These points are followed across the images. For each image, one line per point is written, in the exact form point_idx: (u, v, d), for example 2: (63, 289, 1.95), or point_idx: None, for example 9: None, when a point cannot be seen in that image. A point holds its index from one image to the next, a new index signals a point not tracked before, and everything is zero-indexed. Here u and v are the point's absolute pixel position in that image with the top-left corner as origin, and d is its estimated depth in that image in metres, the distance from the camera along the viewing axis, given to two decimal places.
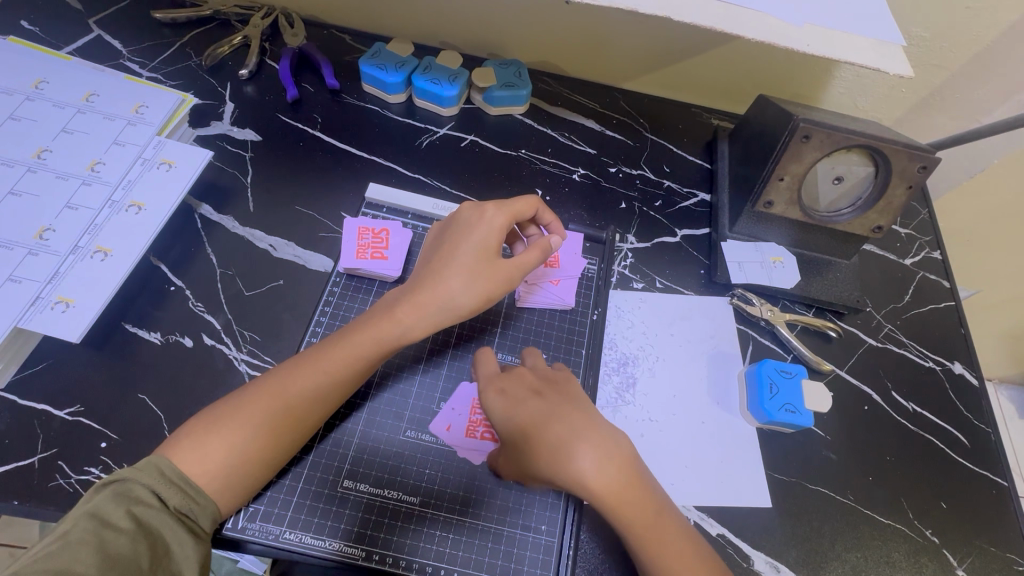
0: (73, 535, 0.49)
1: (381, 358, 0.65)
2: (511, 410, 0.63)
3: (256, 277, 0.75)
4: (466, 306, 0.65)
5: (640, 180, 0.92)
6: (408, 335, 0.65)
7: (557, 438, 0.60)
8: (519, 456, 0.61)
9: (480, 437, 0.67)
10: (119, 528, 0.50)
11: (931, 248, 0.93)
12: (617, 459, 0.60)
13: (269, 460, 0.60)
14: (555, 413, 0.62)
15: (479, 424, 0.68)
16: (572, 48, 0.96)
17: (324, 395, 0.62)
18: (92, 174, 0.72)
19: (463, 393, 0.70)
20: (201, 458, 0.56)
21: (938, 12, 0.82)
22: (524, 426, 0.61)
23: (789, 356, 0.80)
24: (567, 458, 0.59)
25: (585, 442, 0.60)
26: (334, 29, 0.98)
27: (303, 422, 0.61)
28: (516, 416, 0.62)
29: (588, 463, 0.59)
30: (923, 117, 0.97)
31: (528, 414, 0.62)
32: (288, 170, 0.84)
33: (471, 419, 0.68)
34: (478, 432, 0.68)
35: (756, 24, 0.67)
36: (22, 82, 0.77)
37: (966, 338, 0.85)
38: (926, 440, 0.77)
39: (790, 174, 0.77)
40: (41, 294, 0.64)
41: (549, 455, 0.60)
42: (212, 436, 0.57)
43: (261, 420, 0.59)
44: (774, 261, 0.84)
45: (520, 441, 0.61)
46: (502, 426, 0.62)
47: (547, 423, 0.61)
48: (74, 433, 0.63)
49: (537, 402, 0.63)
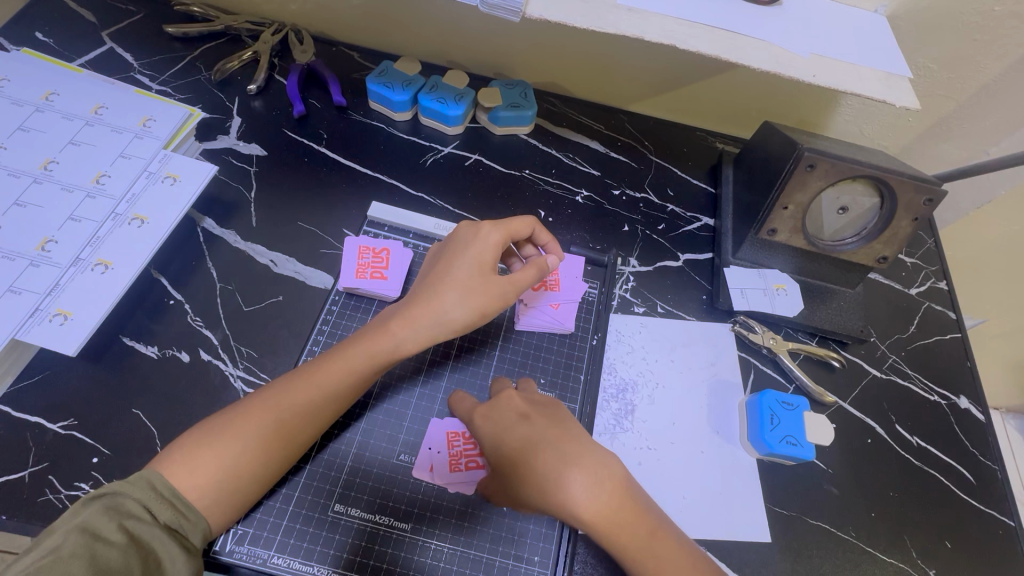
0: (63, 550, 0.48)
1: (375, 373, 0.65)
2: (500, 436, 0.62)
3: (256, 292, 0.75)
4: (462, 322, 0.65)
5: (643, 203, 0.92)
6: (404, 352, 0.64)
7: (548, 465, 0.59)
8: (510, 483, 0.61)
9: (466, 467, 0.66)
10: (110, 541, 0.49)
11: (937, 278, 0.92)
12: (609, 483, 0.59)
13: (260, 477, 0.59)
14: (546, 438, 0.61)
15: (461, 456, 0.66)
16: (578, 71, 0.96)
17: (317, 410, 0.61)
18: (97, 186, 0.73)
19: (439, 428, 0.68)
20: (192, 472, 0.56)
21: (945, 43, 0.82)
22: (514, 453, 0.60)
23: (790, 386, 0.79)
24: (557, 487, 0.58)
25: (575, 469, 0.59)
26: (344, 46, 0.99)
27: (295, 438, 0.60)
28: (506, 441, 0.61)
29: (577, 489, 0.58)
30: (929, 146, 0.97)
31: (518, 440, 0.61)
32: (291, 185, 0.84)
33: (454, 454, 0.66)
34: (463, 463, 0.66)
35: (761, 53, 0.67)
36: (33, 94, 0.78)
37: (972, 371, 0.84)
38: (930, 475, 0.75)
39: (795, 203, 0.77)
40: (40, 306, 0.64)
41: (539, 483, 0.59)
42: (203, 452, 0.57)
43: (252, 435, 0.58)
44: (777, 288, 0.83)
45: (509, 468, 0.60)
46: (490, 453, 0.62)
47: (537, 450, 0.60)
48: (66, 447, 0.63)
49: (526, 426, 0.62)
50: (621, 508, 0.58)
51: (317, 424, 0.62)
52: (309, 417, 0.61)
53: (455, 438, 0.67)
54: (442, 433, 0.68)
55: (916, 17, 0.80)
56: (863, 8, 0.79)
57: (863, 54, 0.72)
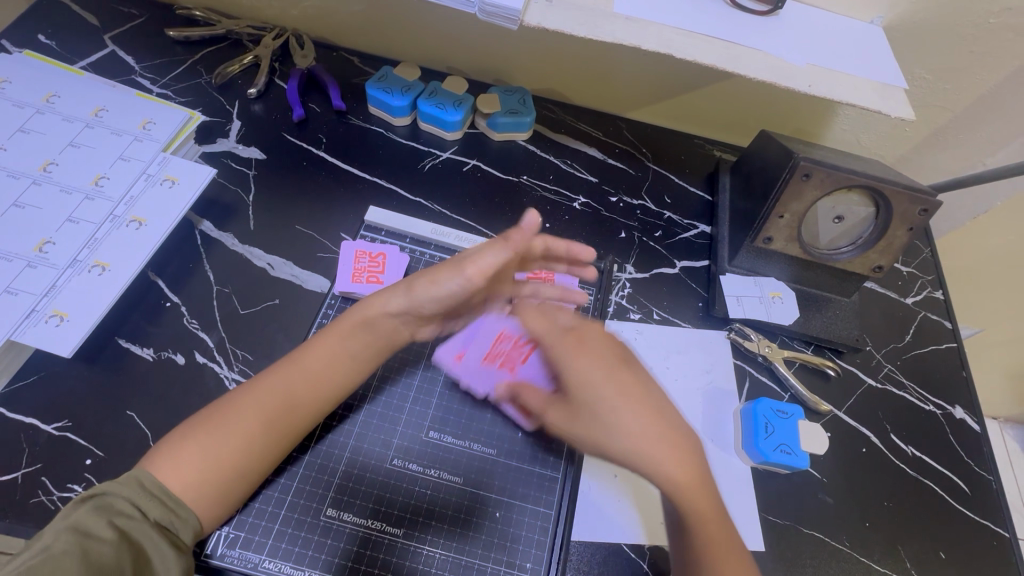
0: (54, 548, 0.48)
1: (354, 365, 0.66)
2: (591, 372, 0.60)
3: (252, 295, 0.75)
4: (420, 293, 0.66)
5: (640, 210, 0.92)
6: (375, 329, 0.67)
7: (639, 416, 0.59)
8: (594, 420, 0.59)
9: (494, 368, 0.70)
10: (101, 539, 0.50)
11: (933, 287, 0.92)
12: (693, 451, 0.59)
13: (244, 472, 0.59)
14: (640, 389, 0.61)
15: (498, 355, 0.71)
16: (577, 78, 0.97)
17: (297, 396, 0.62)
18: (95, 188, 0.73)
19: (494, 321, 0.73)
20: (177, 467, 0.56)
21: (941, 54, 0.83)
22: (607, 394, 0.59)
23: (785, 395, 0.79)
24: (643, 435, 0.58)
25: (663, 425, 0.59)
26: (344, 51, 1.00)
27: (277, 433, 0.60)
28: (595, 378, 0.60)
29: (674, 456, 0.58)
30: (926, 156, 0.97)
31: (612, 384, 0.60)
32: (290, 189, 0.85)
33: (491, 351, 0.71)
34: (495, 363, 0.70)
35: (757, 62, 0.68)
36: (34, 95, 0.79)
37: (967, 381, 0.84)
38: (925, 485, 0.75)
39: (790, 212, 0.77)
40: (37, 306, 0.64)
41: (626, 427, 0.58)
42: (188, 444, 0.57)
43: (235, 422, 0.59)
44: (773, 296, 0.84)
45: (603, 409, 0.59)
46: (581, 387, 0.60)
47: (628, 398, 0.60)
48: (60, 448, 0.63)
49: (623, 372, 0.61)
50: (702, 477, 0.59)
51: (302, 417, 0.62)
52: (289, 404, 0.62)
53: (503, 338, 0.72)
54: (496, 323, 0.73)
55: (912, 29, 0.80)
56: (859, 19, 0.79)
57: (858, 64, 0.72)
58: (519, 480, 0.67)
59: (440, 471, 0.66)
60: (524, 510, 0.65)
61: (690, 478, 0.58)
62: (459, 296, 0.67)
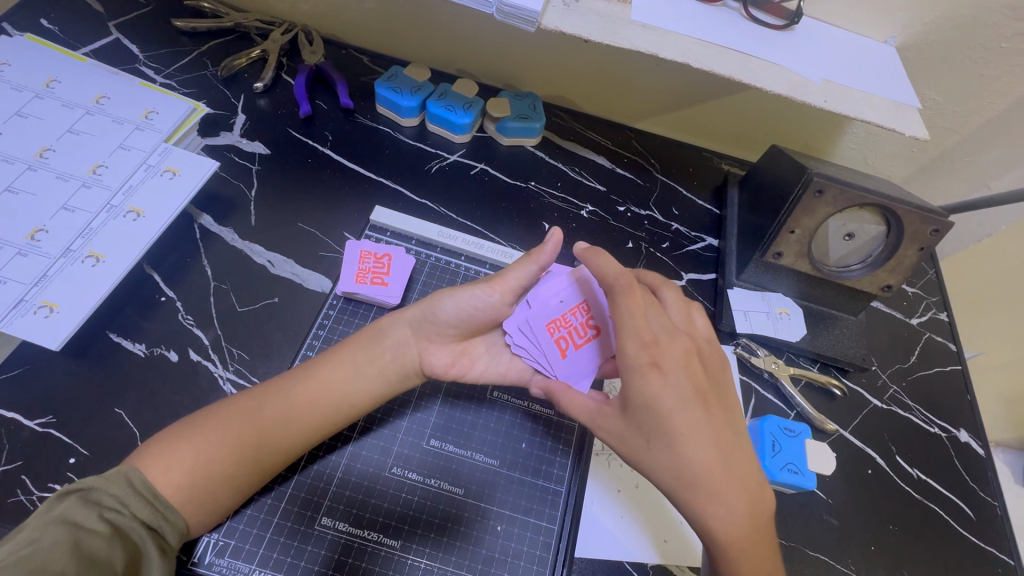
0: (44, 541, 0.46)
1: (359, 379, 0.63)
2: (660, 398, 0.56)
3: (250, 293, 0.73)
4: (439, 304, 0.65)
5: (647, 220, 0.91)
6: (385, 341, 0.65)
7: (701, 456, 0.55)
8: (647, 447, 0.57)
9: (553, 339, 0.65)
10: (95, 532, 0.48)
11: (938, 309, 0.92)
12: (750, 502, 0.56)
13: (232, 481, 0.56)
14: (709, 427, 0.57)
15: (564, 327, 0.66)
16: (588, 85, 0.96)
17: (295, 406, 0.60)
18: (93, 176, 0.71)
19: (574, 289, 0.67)
20: (167, 467, 0.54)
21: (952, 78, 0.83)
22: (671, 426, 0.55)
23: (791, 412, 0.78)
24: (698, 474, 0.55)
25: (724, 468, 0.56)
26: (352, 49, 0.98)
27: (272, 441, 0.58)
28: (663, 405, 0.56)
29: (728, 501, 0.55)
30: (932, 179, 0.97)
31: (681, 416, 0.56)
32: (293, 186, 0.83)
33: (561, 318, 0.66)
34: (557, 334, 0.65)
35: (774, 76, 0.67)
36: (34, 80, 0.77)
37: (972, 405, 0.83)
38: (931, 510, 0.74)
39: (801, 227, 0.76)
40: (25, 297, 0.61)
41: (685, 462, 0.55)
42: (181, 446, 0.55)
43: (230, 427, 0.57)
44: (780, 312, 0.83)
45: (658, 437, 0.56)
46: (638, 411, 0.57)
47: (694, 434, 0.56)
48: (43, 446, 0.60)
49: (695, 406, 0.57)
50: (752, 534, 0.55)
51: (299, 425, 0.59)
52: (287, 412, 0.59)
53: (577, 310, 0.66)
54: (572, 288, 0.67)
55: (924, 50, 0.81)
56: (873, 38, 0.80)
57: (873, 83, 0.72)
58: (521, 493, 0.65)
59: (440, 481, 0.64)
60: (525, 524, 0.63)
61: (740, 533, 0.55)
62: (479, 311, 0.65)
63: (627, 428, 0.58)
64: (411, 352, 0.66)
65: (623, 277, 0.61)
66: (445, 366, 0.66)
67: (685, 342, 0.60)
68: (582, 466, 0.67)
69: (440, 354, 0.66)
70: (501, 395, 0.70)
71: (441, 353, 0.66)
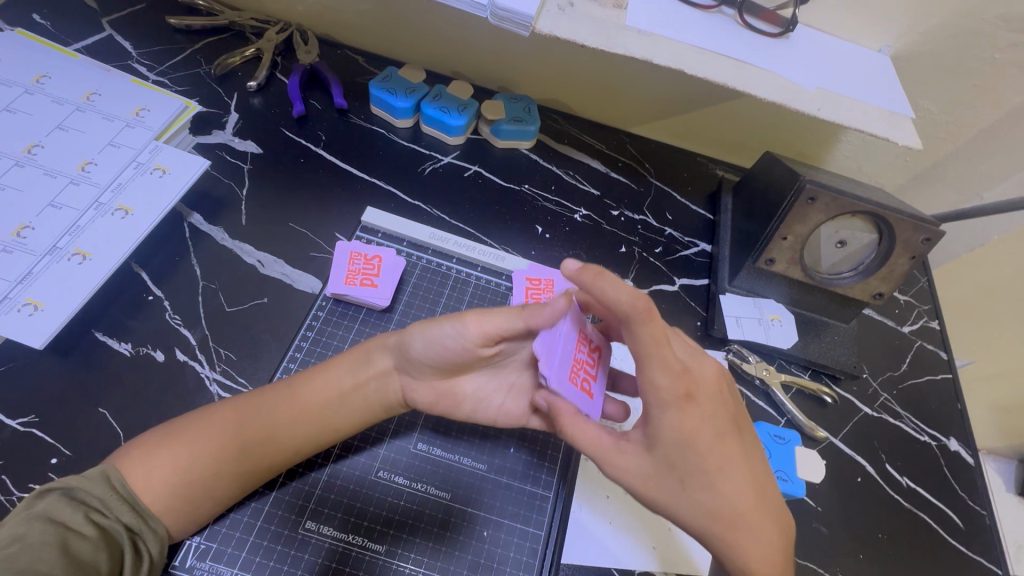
0: (31, 538, 0.47)
1: (341, 407, 0.61)
2: (694, 433, 0.53)
3: (239, 293, 0.72)
4: (414, 346, 0.60)
5: (641, 225, 0.91)
6: (371, 366, 0.63)
7: (738, 491, 0.54)
8: (679, 486, 0.54)
9: (580, 387, 0.58)
10: (81, 534, 0.49)
11: (929, 317, 0.92)
12: (778, 527, 0.55)
13: (215, 488, 0.56)
14: (743, 458, 0.55)
15: (580, 368, 0.58)
16: (583, 90, 0.96)
17: (280, 416, 0.59)
18: (82, 173, 0.70)
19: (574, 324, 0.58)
20: (146, 473, 0.53)
21: (945, 88, 0.83)
22: (704, 462, 0.53)
23: (782, 419, 0.77)
24: (733, 513, 0.54)
25: (760, 502, 0.55)
26: (348, 50, 0.98)
27: (254, 450, 0.57)
28: (700, 442, 0.53)
29: (757, 530, 0.54)
30: (926, 188, 0.97)
31: (715, 451, 0.53)
32: (284, 185, 0.82)
33: (574, 362, 0.58)
34: (578, 379, 0.58)
35: (768, 83, 0.67)
36: (24, 75, 0.76)
37: (962, 413, 0.83)
38: (920, 518, 0.74)
39: (794, 234, 0.76)
40: (10, 294, 0.61)
41: (723, 500, 0.53)
42: (160, 453, 0.55)
43: (211, 438, 0.56)
44: (772, 318, 0.83)
45: (690, 473, 0.53)
46: (669, 448, 0.53)
47: (728, 468, 0.54)
48: (23, 446, 0.59)
49: (726, 436, 0.55)
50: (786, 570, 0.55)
51: (284, 431, 0.59)
52: (271, 425, 0.58)
53: (581, 343, 0.59)
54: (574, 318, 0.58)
55: (917, 60, 0.81)
56: (867, 46, 0.80)
57: (865, 91, 0.72)
58: (509, 498, 0.64)
59: (428, 485, 0.63)
60: (512, 529, 0.63)
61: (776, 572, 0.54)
62: (452, 347, 0.58)
63: (658, 468, 0.54)
64: (393, 381, 0.63)
65: (641, 302, 0.51)
66: (427, 404, 0.64)
67: (710, 365, 0.57)
68: (570, 472, 0.67)
69: (422, 390, 0.63)
70: None
71: (423, 392, 0.63)
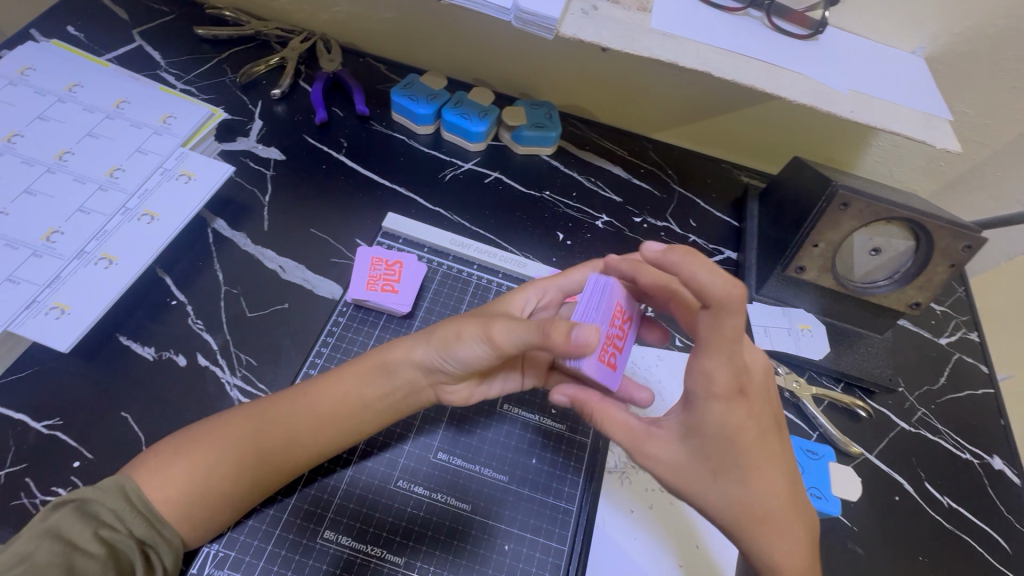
0: (38, 558, 0.46)
1: (361, 416, 0.60)
2: (737, 428, 0.51)
3: (260, 298, 0.72)
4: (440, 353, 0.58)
5: (664, 232, 0.89)
6: (394, 376, 0.61)
7: (772, 491, 0.52)
8: (710, 481, 0.52)
9: (605, 361, 0.56)
10: (88, 552, 0.48)
11: (968, 328, 0.88)
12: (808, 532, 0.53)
13: (230, 498, 0.55)
14: (780, 458, 0.53)
15: (609, 342, 0.57)
16: (606, 96, 0.95)
17: (298, 423, 0.58)
18: (110, 180, 0.71)
19: (609, 302, 0.56)
20: (164, 482, 0.53)
21: (984, 91, 0.80)
22: (743, 457, 0.51)
23: (814, 434, 0.74)
24: (765, 509, 0.51)
25: (794, 506, 0.53)
26: (370, 57, 0.99)
27: (272, 460, 0.57)
28: (742, 438, 0.51)
29: (788, 530, 0.52)
30: (962, 194, 0.93)
31: (755, 447, 0.52)
32: (305, 192, 0.83)
33: (605, 339, 0.56)
34: (606, 354, 0.56)
35: (800, 87, 0.65)
36: (57, 84, 0.78)
37: (1006, 430, 0.79)
38: (963, 541, 0.70)
39: (826, 241, 0.73)
40: (38, 298, 0.61)
41: (755, 497, 0.51)
42: (179, 460, 0.54)
43: (230, 445, 0.56)
44: (802, 328, 0.80)
45: (726, 467, 0.51)
46: (707, 440, 0.52)
47: (767, 466, 0.52)
48: (47, 449, 0.59)
49: (767, 435, 0.53)
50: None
51: (302, 442, 0.58)
52: (290, 435, 0.58)
53: (616, 317, 0.57)
54: (607, 298, 0.56)
55: (955, 62, 0.78)
56: (901, 49, 0.78)
57: (899, 93, 0.70)
58: (530, 512, 0.62)
59: (447, 496, 0.62)
60: (534, 544, 0.61)
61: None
62: (486, 361, 0.57)
63: (691, 458, 0.52)
64: (426, 388, 0.62)
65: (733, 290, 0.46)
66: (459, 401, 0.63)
67: (760, 362, 0.56)
68: (593, 484, 0.65)
69: (453, 391, 0.62)
70: (510, 408, 0.68)
71: (455, 389, 0.62)
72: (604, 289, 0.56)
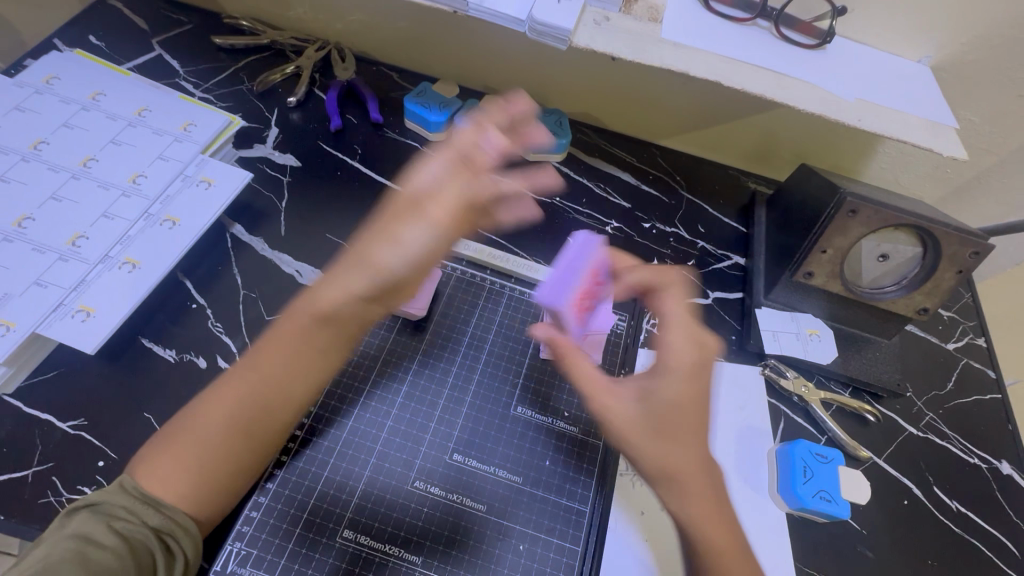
0: (53, 555, 0.47)
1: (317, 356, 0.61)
2: (687, 397, 0.56)
3: (278, 302, 0.74)
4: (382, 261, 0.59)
5: (673, 238, 0.91)
6: (338, 324, 0.60)
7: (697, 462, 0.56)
8: (651, 436, 0.55)
9: (579, 307, 0.69)
10: (100, 543, 0.49)
11: (975, 334, 0.89)
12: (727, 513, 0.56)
13: (230, 480, 0.56)
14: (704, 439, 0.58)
15: (586, 294, 0.69)
16: (615, 104, 0.96)
17: (268, 391, 0.58)
18: (133, 186, 0.73)
19: (589, 259, 0.71)
20: (163, 479, 0.54)
21: (990, 100, 0.81)
22: (687, 421, 0.56)
23: (822, 437, 0.75)
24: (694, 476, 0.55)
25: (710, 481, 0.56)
26: (383, 66, 1.01)
27: (258, 434, 0.58)
28: (692, 409, 0.56)
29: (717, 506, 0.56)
30: (968, 201, 0.94)
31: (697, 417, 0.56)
32: (321, 198, 0.84)
33: (581, 288, 0.69)
34: (580, 301, 0.69)
35: (809, 97, 0.66)
36: (81, 93, 0.80)
37: (1014, 435, 0.79)
38: (973, 545, 0.70)
39: (833, 247, 0.75)
40: (64, 301, 0.63)
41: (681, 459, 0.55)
42: (172, 452, 0.55)
43: (214, 430, 0.56)
44: (810, 333, 0.81)
45: (667, 430, 0.55)
46: (654, 400, 0.56)
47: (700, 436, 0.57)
48: (73, 449, 0.61)
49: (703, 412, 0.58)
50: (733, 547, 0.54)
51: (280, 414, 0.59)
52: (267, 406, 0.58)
53: (595, 274, 0.70)
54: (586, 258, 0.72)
55: (960, 70, 0.79)
56: (908, 58, 0.79)
57: (906, 101, 0.71)
58: (545, 513, 0.63)
59: (461, 496, 0.63)
60: (549, 545, 0.62)
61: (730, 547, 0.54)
62: (426, 249, 0.60)
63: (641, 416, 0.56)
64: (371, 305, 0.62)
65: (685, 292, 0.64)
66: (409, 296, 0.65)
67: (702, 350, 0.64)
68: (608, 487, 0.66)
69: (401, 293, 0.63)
70: (524, 412, 0.70)
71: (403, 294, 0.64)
72: (585, 248, 0.75)
